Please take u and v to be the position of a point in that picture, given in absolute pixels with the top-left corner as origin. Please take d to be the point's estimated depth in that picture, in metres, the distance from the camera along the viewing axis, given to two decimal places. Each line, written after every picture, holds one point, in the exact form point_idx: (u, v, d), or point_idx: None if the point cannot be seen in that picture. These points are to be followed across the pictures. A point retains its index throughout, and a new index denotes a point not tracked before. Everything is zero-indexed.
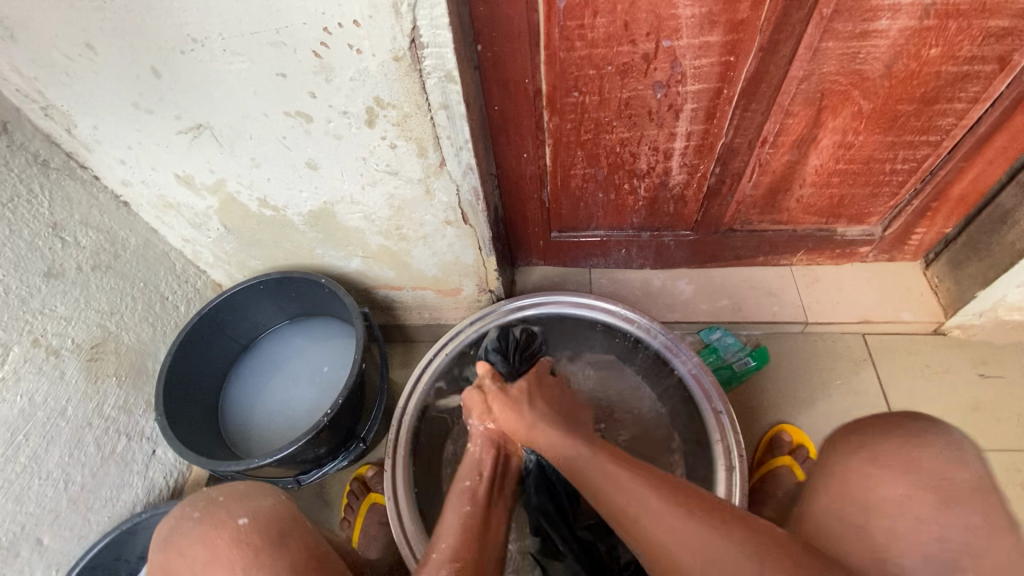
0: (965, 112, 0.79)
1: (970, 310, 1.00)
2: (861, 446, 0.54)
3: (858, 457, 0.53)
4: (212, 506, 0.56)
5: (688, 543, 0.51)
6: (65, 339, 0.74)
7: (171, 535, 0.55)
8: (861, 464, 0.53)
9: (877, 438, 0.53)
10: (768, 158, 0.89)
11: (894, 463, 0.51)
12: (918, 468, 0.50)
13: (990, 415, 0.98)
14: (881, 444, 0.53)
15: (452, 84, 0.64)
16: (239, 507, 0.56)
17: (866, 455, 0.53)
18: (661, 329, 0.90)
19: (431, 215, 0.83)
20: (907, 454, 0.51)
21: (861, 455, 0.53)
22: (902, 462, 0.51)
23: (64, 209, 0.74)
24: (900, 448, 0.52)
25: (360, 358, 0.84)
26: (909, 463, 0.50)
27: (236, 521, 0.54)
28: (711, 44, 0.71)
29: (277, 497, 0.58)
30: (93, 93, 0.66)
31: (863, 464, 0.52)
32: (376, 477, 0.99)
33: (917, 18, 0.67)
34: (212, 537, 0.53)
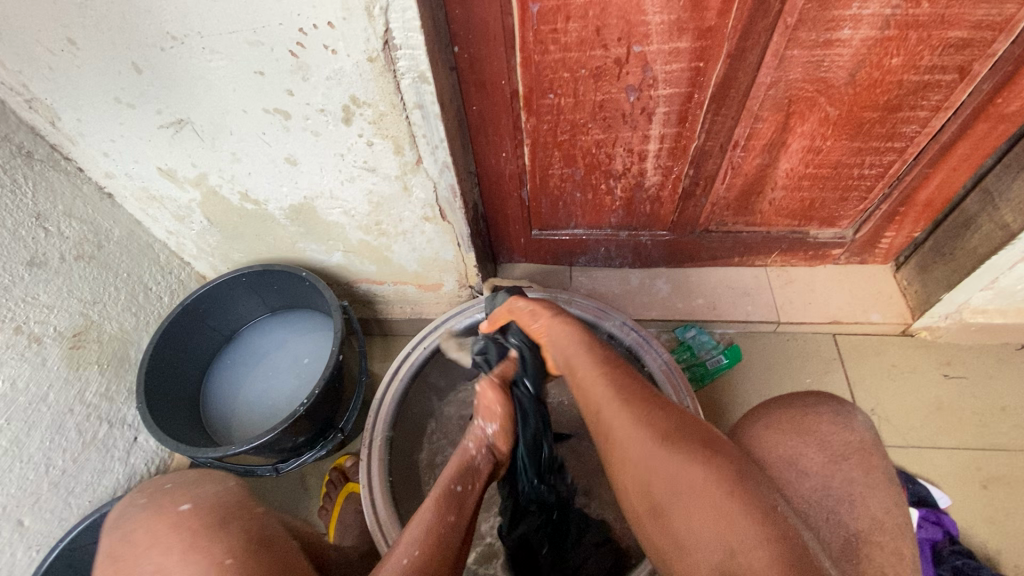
0: (927, 120, 0.81)
1: (936, 312, 1.02)
2: (763, 417, 0.66)
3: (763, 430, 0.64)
4: (159, 494, 0.58)
5: (706, 488, 0.50)
6: (48, 327, 0.75)
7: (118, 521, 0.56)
8: (761, 431, 0.64)
9: (776, 411, 0.66)
10: (740, 161, 0.92)
11: (791, 430, 0.63)
12: (808, 431, 0.63)
13: (952, 414, 1.01)
14: (776, 415, 0.65)
15: (425, 85, 0.65)
16: (184, 495, 0.57)
17: (764, 422, 0.65)
18: (633, 325, 0.92)
19: (410, 211, 0.85)
20: (797, 422, 0.64)
21: (761, 423, 0.65)
22: (796, 429, 0.63)
23: (48, 199, 0.76)
24: (790, 418, 0.64)
25: (337, 349, 0.86)
26: (800, 428, 0.63)
27: (178, 507, 0.55)
28: (680, 50, 0.73)
29: (225, 485, 0.59)
30: (76, 87, 0.67)
31: (767, 433, 0.64)
32: (355, 467, 1.01)
33: (878, 28, 0.69)
34: (153, 524, 0.54)
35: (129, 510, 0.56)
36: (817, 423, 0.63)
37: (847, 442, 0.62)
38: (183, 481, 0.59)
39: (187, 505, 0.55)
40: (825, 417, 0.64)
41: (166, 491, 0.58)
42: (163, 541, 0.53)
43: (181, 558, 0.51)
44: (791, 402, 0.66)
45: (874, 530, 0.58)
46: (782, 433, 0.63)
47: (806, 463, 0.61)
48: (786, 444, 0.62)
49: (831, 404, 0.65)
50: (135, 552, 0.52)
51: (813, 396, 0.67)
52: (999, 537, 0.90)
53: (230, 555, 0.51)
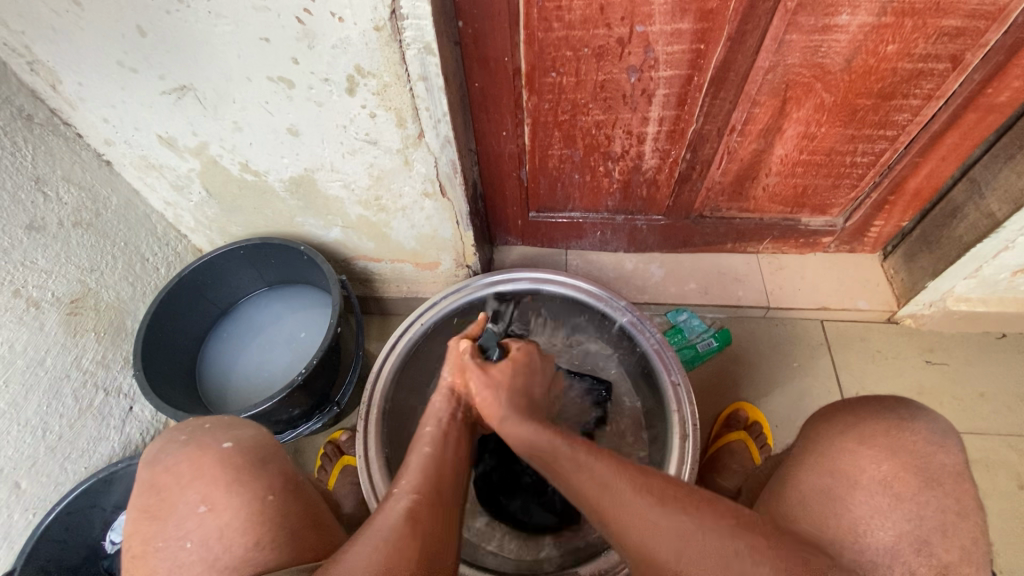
0: (920, 108, 0.83)
1: (920, 300, 1.05)
2: (847, 426, 0.61)
3: (844, 437, 0.61)
4: (198, 432, 0.62)
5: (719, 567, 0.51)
6: (46, 292, 0.75)
7: (157, 456, 0.60)
8: (852, 446, 0.60)
9: (863, 421, 0.61)
10: (737, 145, 0.93)
11: (879, 443, 0.59)
12: (898, 447, 0.58)
13: (933, 398, 1.04)
14: (867, 425, 0.60)
15: (430, 56, 0.66)
16: (223, 434, 0.61)
17: (854, 435, 0.60)
18: (626, 307, 0.93)
19: (410, 185, 0.85)
20: (891, 437, 0.59)
21: (850, 436, 0.60)
22: (887, 442, 0.59)
23: (47, 164, 0.75)
24: (883, 431, 0.59)
25: (335, 323, 0.87)
26: (893, 442, 0.58)
27: (220, 444, 0.60)
28: (682, 31, 0.74)
29: (258, 431, 0.64)
30: (79, 49, 0.67)
31: (850, 443, 0.60)
32: (349, 441, 1.03)
33: (875, 15, 0.71)
34: (196, 457, 0.58)
35: (170, 447, 0.60)
36: (911, 440, 0.58)
37: (943, 465, 0.57)
38: (220, 423, 0.63)
39: (229, 444, 0.60)
40: (920, 435, 0.59)
41: (206, 430, 0.62)
42: (201, 477, 0.57)
43: (174, 517, 0.56)
44: (882, 412, 0.61)
45: (963, 563, 0.54)
46: (873, 448, 0.59)
47: (900, 487, 0.56)
48: (878, 463, 0.58)
49: (924, 419, 0.60)
50: (181, 481, 0.57)
51: (901, 404, 0.62)
52: None
53: (271, 492, 0.57)
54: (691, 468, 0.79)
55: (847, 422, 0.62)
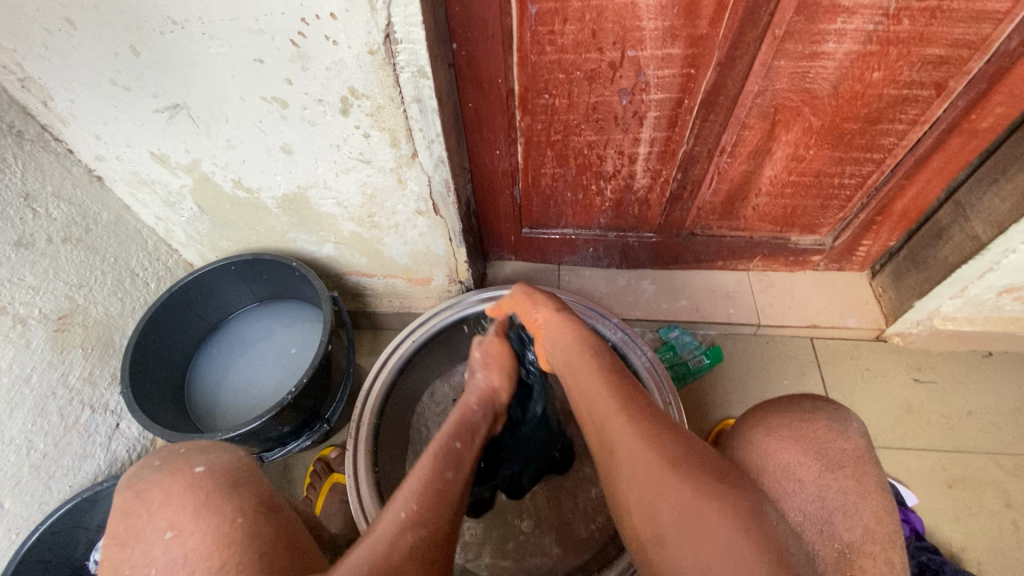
0: (905, 133, 0.85)
1: (908, 319, 1.06)
2: (759, 421, 0.62)
3: (756, 431, 0.61)
4: (172, 456, 0.59)
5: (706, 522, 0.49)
6: (32, 309, 0.74)
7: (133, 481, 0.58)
8: (759, 436, 0.60)
9: (772, 415, 0.62)
10: (726, 166, 0.94)
11: (787, 437, 0.59)
12: (805, 438, 0.59)
13: (921, 416, 1.05)
14: (776, 419, 0.61)
15: (424, 80, 0.67)
16: (198, 458, 0.59)
17: (762, 428, 0.61)
18: (618, 325, 0.94)
19: (403, 204, 0.85)
20: (797, 428, 0.60)
21: (759, 430, 0.61)
22: (794, 436, 0.59)
23: (37, 180, 0.75)
24: (789, 423, 0.60)
25: (326, 340, 0.86)
26: (802, 436, 0.59)
27: (193, 468, 0.57)
28: (673, 56, 0.76)
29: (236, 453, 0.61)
30: (70, 67, 0.67)
31: (759, 435, 0.60)
32: (339, 457, 1.02)
33: (861, 43, 0.72)
34: (167, 483, 0.56)
35: (143, 470, 0.58)
36: (814, 430, 0.59)
37: (842, 450, 0.58)
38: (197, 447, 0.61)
39: (201, 468, 0.57)
40: None
41: (181, 455, 0.59)
42: (172, 501, 0.54)
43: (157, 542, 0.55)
44: (787, 407, 0.62)
45: None
46: (781, 440, 0.59)
47: (803, 473, 0.57)
48: (784, 453, 0.58)
49: (827, 410, 0.62)
50: (149, 507, 0.54)
51: (807, 399, 0.64)
52: (960, 533, 0.95)
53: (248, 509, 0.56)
54: None
55: (761, 418, 0.62)
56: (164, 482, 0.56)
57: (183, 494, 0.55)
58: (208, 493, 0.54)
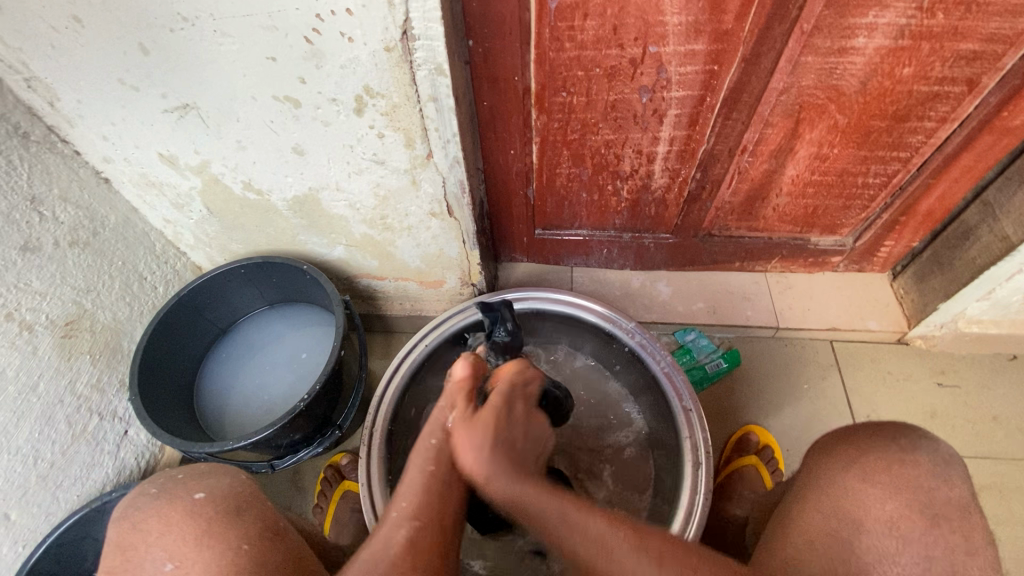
0: (933, 131, 0.82)
1: (932, 321, 1.04)
2: (852, 462, 0.61)
3: (850, 474, 0.60)
4: (170, 484, 0.60)
5: None
6: (40, 315, 0.73)
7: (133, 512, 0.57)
8: (853, 481, 0.59)
9: (867, 455, 0.60)
10: (747, 165, 0.92)
11: (885, 481, 0.58)
12: (904, 486, 0.58)
13: (946, 421, 1.03)
14: (869, 458, 0.60)
15: (441, 77, 0.65)
16: (199, 483, 0.59)
17: (857, 474, 0.60)
18: (635, 327, 0.92)
19: (416, 205, 0.83)
20: (894, 474, 0.58)
21: (853, 472, 0.60)
22: (893, 480, 0.58)
23: (43, 182, 0.73)
24: (885, 467, 0.59)
25: (338, 345, 0.84)
26: (897, 480, 0.58)
27: (192, 495, 0.58)
28: (696, 53, 0.73)
29: (234, 477, 0.61)
30: (77, 67, 0.65)
31: (854, 480, 0.59)
32: (350, 464, 1.00)
33: (892, 38, 0.70)
34: (165, 511, 0.56)
35: (140, 500, 0.58)
36: (914, 476, 0.58)
37: (947, 500, 0.57)
38: (193, 472, 0.61)
39: (201, 495, 0.58)
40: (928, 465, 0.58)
41: (178, 481, 0.60)
42: (173, 528, 0.55)
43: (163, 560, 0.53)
44: (879, 445, 0.61)
45: None
46: (877, 485, 0.58)
47: (905, 528, 0.56)
48: (885, 504, 0.57)
49: (926, 448, 0.60)
50: (148, 539, 0.55)
51: (902, 434, 0.62)
52: (988, 541, 0.92)
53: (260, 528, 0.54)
54: (705, 496, 0.77)
55: (851, 457, 0.61)
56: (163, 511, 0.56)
57: (185, 521, 0.55)
58: (210, 519, 0.56)
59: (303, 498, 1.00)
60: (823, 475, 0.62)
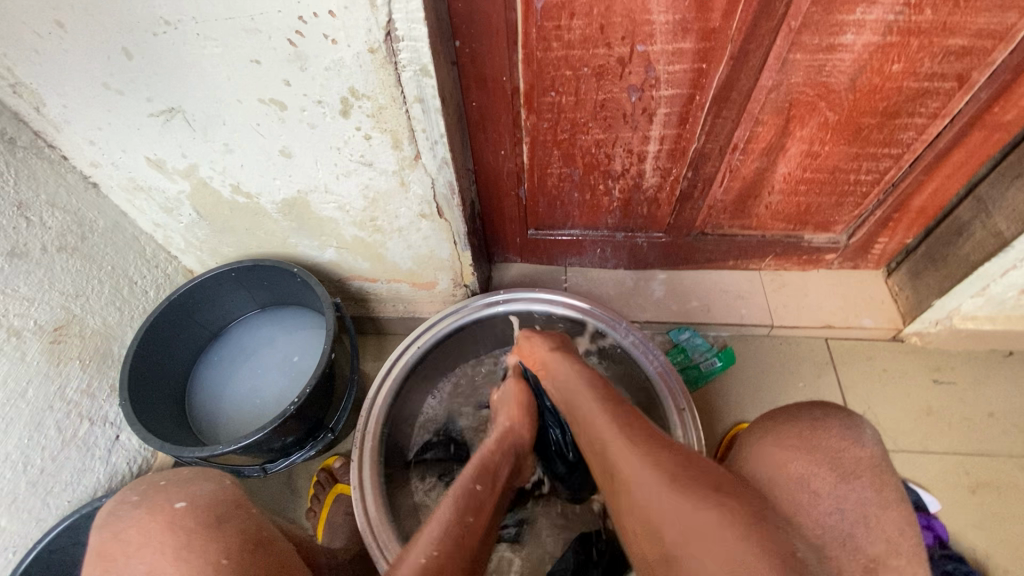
0: (925, 127, 0.82)
1: (925, 318, 1.04)
2: (769, 431, 0.60)
3: (764, 441, 0.59)
4: (152, 490, 0.58)
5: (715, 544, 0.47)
6: (27, 320, 0.72)
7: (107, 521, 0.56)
8: (766, 445, 0.58)
9: (782, 424, 0.60)
10: (739, 164, 0.92)
11: (797, 445, 0.57)
12: (814, 447, 0.57)
13: (942, 418, 1.02)
14: (786, 428, 0.59)
15: (427, 78, 0.64)
16: (178, 491, 0.57)
17: (771, 437, 0.59)
18: (629, 328, 0.92)
19: (406, 207, 0.83)
20: (806, 438, 0.58)
21: (768, 440, 0.59)
22: (806, 444, 0.57)
23: (30, 188, 0.73)
24: (799, 433, 0.58)
25: (330, 348, 0.84)
26: (809, 445, 0.57)
27: (173, 504, 0.56)
28: (684, 51, 0.73)
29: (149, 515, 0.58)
30: (62, 72, 0.65)
31: (768, 446, 0.58)
32: (343, 467, 1.00)
33: (880, 34, 0.70)
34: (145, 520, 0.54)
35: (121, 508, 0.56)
36: (826, 438, 0.57)
37: (858, 459, 0.56)
38: (177, 479, 0.59)
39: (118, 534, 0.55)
40: None
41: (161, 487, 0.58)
42: (153, 540, 0.53)
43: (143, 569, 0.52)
44: (797, 415, 0.60)
45: None
46: (788, 450, 0.57)
47: (819, 484, 0.55)
48: (795, 462, 0.56)
49: (840, 416, 0.60)
50: (127, 550, 0.53)
51: (816, 406, 0.61)
52: (984, 539, 0.92)
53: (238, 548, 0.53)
54: None
55: (771, 427, 0.60)
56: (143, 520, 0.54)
57: (165, 531, 0.53)
58: (192, 531, 0.54)
59: (297, 503, 0.99)
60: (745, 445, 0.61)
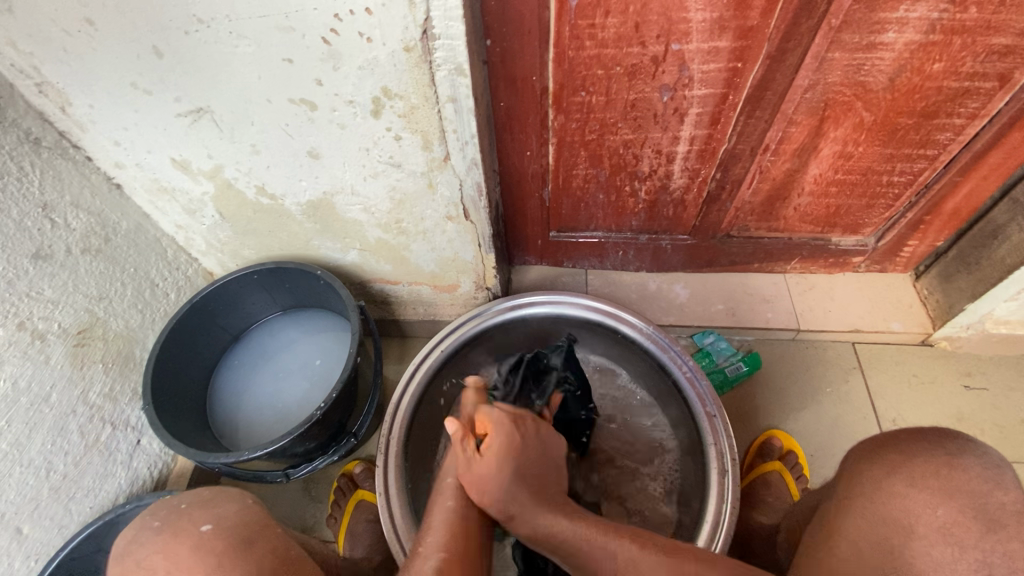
0: (963, 127, 0.80)
1: (958, 322, 1.01)
2: (897, 466, 0.58)
3: (895, 478, 0.58)
4: (174, 516, 0.60)
5: None
6: (52, 324, 0.71)
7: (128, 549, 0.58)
8: (900, 487, 0.57)
9: (913, 460, 0.58)
10: (769, 165, 0.90)
11: (931, 485, 0.55)
12: (954, 489, 0.55)
13: (974, 425, 1.00)
14: (916, 464, 0.57)
15: (461, 78, 0.63)
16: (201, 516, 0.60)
17: (902, 477, 0.57)
18: (654, 331, 0.90)
19: (433, 209, 0.82)
20: (943, 477, 0.56)
21: (899, 477, 0.57)
22: (941, 484, 0.55)
23: (55, 189, 0.72)
24: (934, 471, 0.56)
25: (354, 352, 0.83)
26: (945, 484, 0.55)
27: (198, 528, 0.58)
28: (719, 50, 0.71)
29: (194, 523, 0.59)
30: (89, 72, 0.64)
31: (900, 485, 0.57)
32: (364, 473, 0.99)
33: (923, 32, 0.68)
34: None
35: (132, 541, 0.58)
36: (965, 480, 0.55)
37: (1001, 505, 0.53)
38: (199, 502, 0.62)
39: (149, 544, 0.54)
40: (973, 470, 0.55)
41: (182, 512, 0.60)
42: None
43: None
44: (926, 449, 0.58)
45: None
46: (926, 491, 0.55)
47: (961, 534, 0.53)
48: (929, 508, 0.55)
49: (975, 452, 0.57)
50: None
51: (944, 437, 0.59)
52: None
53: None
54: (732, 506, 0.75)
55: (894, 463, 0.59)
56: (170, 547, 0.57)
57: None
58: None
59: (317, 509, 0.98)
60: (864, 483, 0.59)
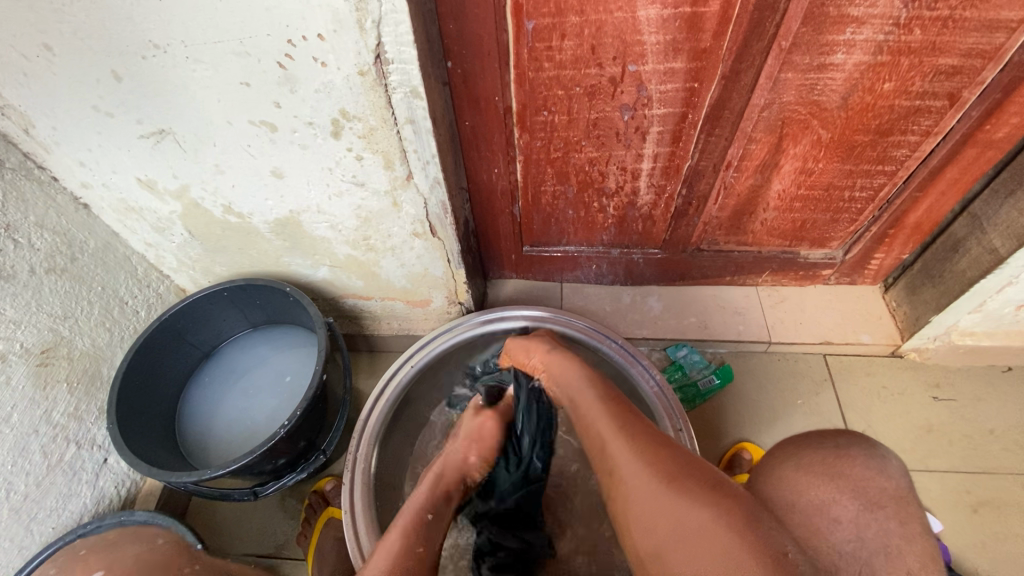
0: (917, 144, 0.82)
1: (925, 334, 1.03)
2: (791, 456, 0.59)
3: (787, 466, 0.58)
4: None
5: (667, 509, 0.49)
6: (14, 344, 0.72)
7: None
8: (788, 472, 0.57)
9: (804, 450, 0.59)
10: (733, 181, 0.91)
11: (819, 471, 0.56)
12: (838, 474, 0.56)
13: (942, 436, 1.01)
14: (807, 454, 0.58)
15: (417, 100, 0.64)
16: None
17: (793, 464, 0.58)
18: (623, 345, 0.91)
19: (399, 226, 0.83)
20: (829, 464, 0.57)
21: (789, 464, 0.58)
22: (827, 470, 0.56)
23: (19, 210, 0.72)
24: (821, 459, 0.57)
25: (321, 369, 0.83)
26: (833, 472, 0.56)
27: None
28: (675, 70, 0.73)
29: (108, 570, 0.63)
30: (51, 94, 0.65)
31: (790, 471, 0.57)
32: (335, 489, 0.98)
33: (871, 53, 0.70)
34: None
35: None
36: (850, 467, 0.56)
37: (882, 489, 0.55)
38: None
39: None
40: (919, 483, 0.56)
41: None
42: None
43: None
44: (819, 442, 0.59)
45: None
46: (813, 476, 0.56)
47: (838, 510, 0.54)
48: (817, 489, 0.55)
49: (862, 445, 0.58)
50: None
51: (842, 435, 0.60)
52: (987, 559, 0.90)
53: None
54: None
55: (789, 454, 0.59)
56: None
57: None
58: None
59: (288, 526, 0.97)
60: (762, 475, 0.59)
